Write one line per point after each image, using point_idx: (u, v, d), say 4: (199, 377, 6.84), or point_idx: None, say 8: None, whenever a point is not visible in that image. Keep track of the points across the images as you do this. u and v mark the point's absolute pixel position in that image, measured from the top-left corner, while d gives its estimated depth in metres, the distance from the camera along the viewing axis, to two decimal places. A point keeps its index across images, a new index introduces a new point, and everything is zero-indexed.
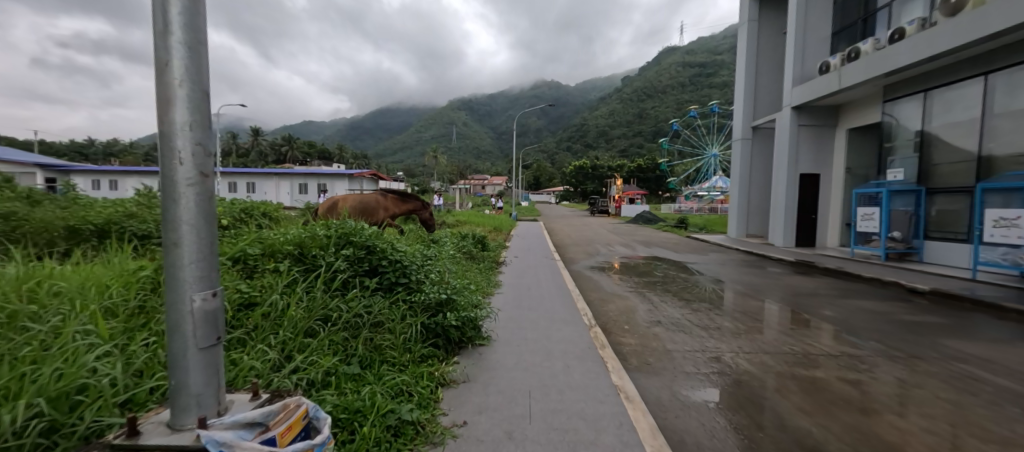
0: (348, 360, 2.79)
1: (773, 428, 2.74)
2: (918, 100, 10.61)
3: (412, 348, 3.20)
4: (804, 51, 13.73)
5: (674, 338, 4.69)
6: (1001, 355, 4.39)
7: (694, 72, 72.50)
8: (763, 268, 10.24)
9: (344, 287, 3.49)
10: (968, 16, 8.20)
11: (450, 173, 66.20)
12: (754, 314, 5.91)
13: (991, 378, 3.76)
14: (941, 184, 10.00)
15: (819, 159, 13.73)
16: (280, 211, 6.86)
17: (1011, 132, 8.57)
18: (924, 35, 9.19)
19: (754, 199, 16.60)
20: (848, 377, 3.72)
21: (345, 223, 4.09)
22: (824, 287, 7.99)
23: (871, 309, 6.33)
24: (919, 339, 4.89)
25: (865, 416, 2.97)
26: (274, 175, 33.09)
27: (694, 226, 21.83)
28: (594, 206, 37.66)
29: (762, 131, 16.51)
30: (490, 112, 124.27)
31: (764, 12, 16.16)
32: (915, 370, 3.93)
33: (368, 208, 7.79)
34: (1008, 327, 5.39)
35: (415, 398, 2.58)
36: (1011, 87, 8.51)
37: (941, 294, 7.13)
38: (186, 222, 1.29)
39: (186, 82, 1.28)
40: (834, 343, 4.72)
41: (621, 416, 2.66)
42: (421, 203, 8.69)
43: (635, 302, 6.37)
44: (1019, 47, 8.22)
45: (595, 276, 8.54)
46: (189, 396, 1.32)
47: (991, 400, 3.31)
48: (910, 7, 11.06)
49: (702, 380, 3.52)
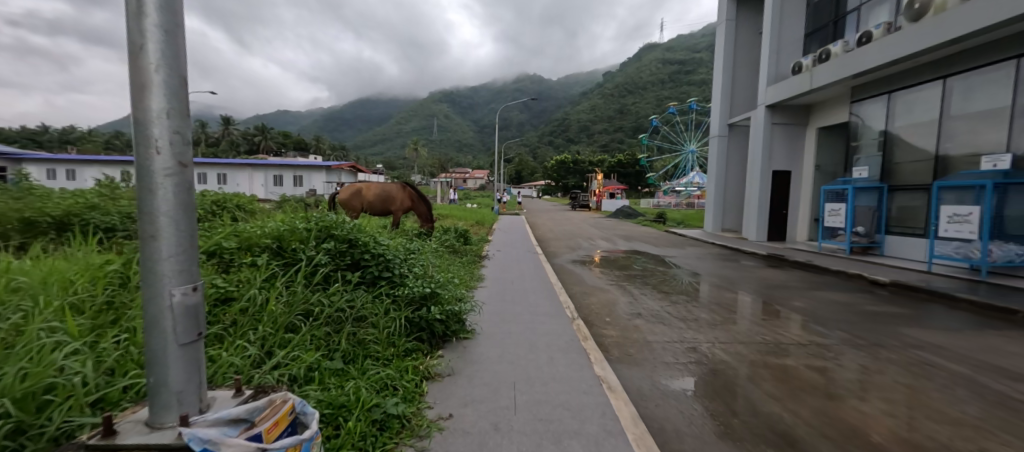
0: (330, 355, 2.76)
1: (747, 414, 2.87)
2: (882, 101, 11.14)
3: (397, 342, 3.18)
4: (778, 51, 14.16)
5: (654, 330, 4.80)
6: (955, 343, 4.69)
7: (674, 69, 73.84)
8: (738, 262, 10.59)
9: (326, 282, 3.43)
10: (932, 21, 8.61)
11: (430, 166, 65.31)
12: (729, 306, 6.12)
13: (945, 363, 4.03)
14: (902, 181, 10.55)
15: (790, 157, 14.23)
16: (255, 203, 6.64)
17: (966, 134, 9.09)
18: (890, 38, 9.59)
19: (729, 195, 17.12)
20: (815, 364, 3.91)
21: (326, 215, 3.98)
22: (795, 279, 8.35)
23: (838, 300, 6.66)
24: (881, 328, 5.18)
25: (832, 401, 3.14)
26: (248, 166, 31.84)
27: (673, 221, 22.30)
28: (575, 201, 38.09)
29: (738, 129, 17.00)
30: (471, 105, 123.16)
31: (742, 11, 16.57)
32: (878, 357, 4.17)
33: (382, 198, 8.14)
34: (960, 316, 5.77)
35: (400, 392, 2.57)
36: (968, 90, 9.01)
37: (900, 286, 7.55)
38: (164, 214, 1.23)
39: (163, 67, 1.21)
40: (803, 332, 4.95)
41: (605, 406, 2.73)
42: (430, 211, 8.45)
43: (616, 295, 6.48)
44: (977, 52, 8.70)
45: (577, 270, 8.64)
46: (170, 395, 1.28)
47: (943, 383, 3.56)
48: (878, 11, 11.53)
49: (681, 370, 3.64)
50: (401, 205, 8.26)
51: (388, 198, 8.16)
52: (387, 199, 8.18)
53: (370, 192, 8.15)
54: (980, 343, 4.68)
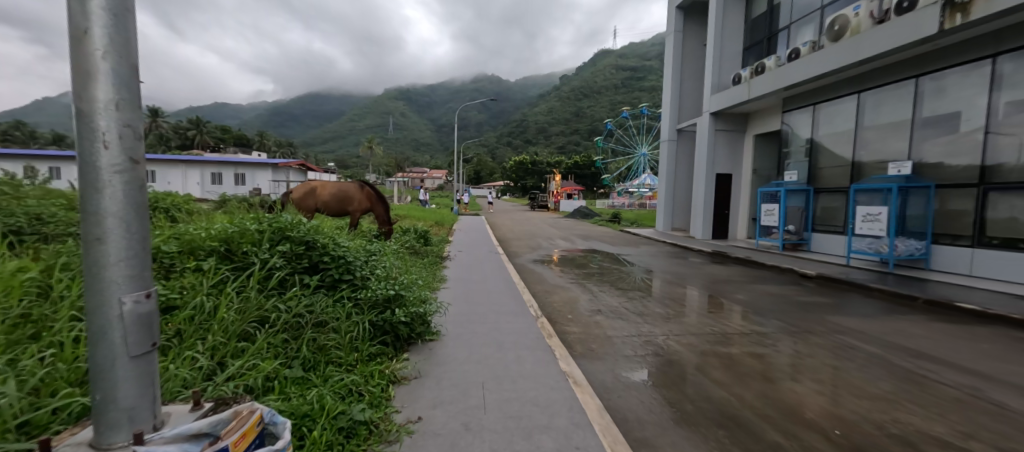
0: (289, 363, 2.62)
1: (700, 400, 3.09)
2: (808, 112, 12.33)
3: (360, 347, 3.08)
4: (719, 63, 15.21)
5: (614, 325, 5.01)
6: (869, 327, 5.31)
7: (626, 76, 77.10)
8: (687, 259, 11.26)
9: (281, 286, 3.24)
10: (849, 42, 9.68)
11: (386, 166, 63.31)
12: (681, 300, 6.51)
13: (862, 346, 4.56)
14: (825, 184, 11.74)
15: (732, 161, 15.34)
16: (192, 203, 6.11)
17: (876, 143, 10.29)
18: (816, 56, 10.64)
19: (678, 196, 18.16)
20: (756, 351, 4.28)
21: (280, 216, 3.76)
22: (737, 274, 9.04)
23: (774, 292, 7.30)
24: (811, 316, 5.76)
25: (772, 384, 3.45)
26: (182, 162, 29.19)
27: (627, 221, 23.31)
28: (534, 201, 38.66)
29: (685, 134, 18.08)
30: (429, 103, 121.02)
31: (688, 23, 17.66)
32: (808, 342, 4.64)
33: (340, 197, 7.85)
34: (873, 304, 6.55)
35: (366, 398, 2.50)
36: (878, 104, 10.21)
37: (825, 278, 8.41)
38: (113, 214, 1.13)
39: (111, 54, 1.12)
40: (745, 322, 5.39)
41: (572, 399, 2.82)
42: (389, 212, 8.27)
43: (576, 293, 6.68)
44: (886, 71, 9.92)
45: (538, 269, 8.79)
46: (120, 410, 1.19)
47: (861, 363, 4.03)
48: (804, 31, 12.74)
49: (640, 362, 3.83)
50: (359, 204, 8.00)
51: (344, 198, 7.87)
52: (344, 198, 7.90)
53: (325, 191, 7.81)
54: (889, 326, 5.34)
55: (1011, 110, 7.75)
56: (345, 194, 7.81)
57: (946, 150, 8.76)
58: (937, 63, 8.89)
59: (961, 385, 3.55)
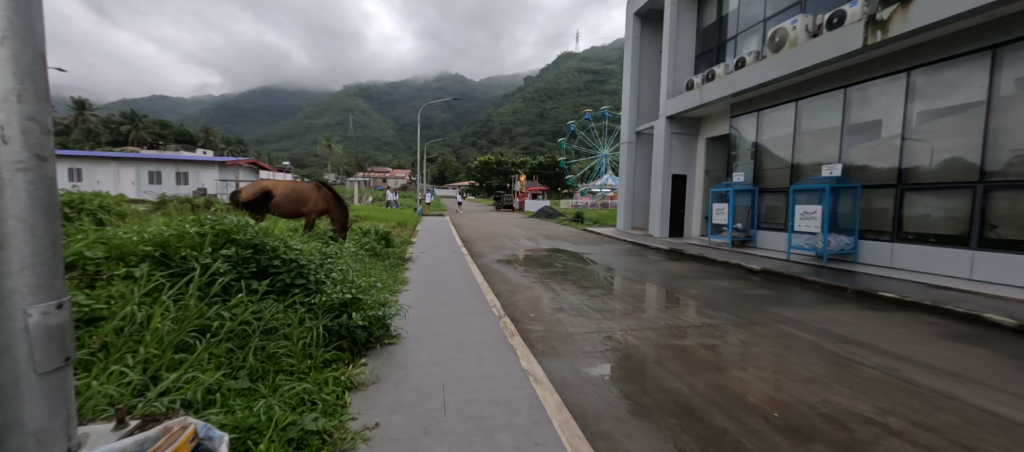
0: (234, 374, 2.47)
1: (655, 391, 3.22)
2: (754, 117, 13.18)
3: (314, 354, 2.96)
4: (674, 69, 15.93)
5: (575, 323, 5.12)
6: (806, 316, 5.76)
7: (589, 79, 78.97)
8: (646, 256, 11.70)
9: (226, 292, 3.05)
10: (788, 53, 10.48)
11: (346, 165, 61.14)
12: (639, 297, 6.76)
13: (800, 334, 4.94)
14: (769, 185, 12.60)
15: (686, 163, 16.12)
16: (125, 205, 5.62)
17: (812, 147, 11.18)
18: (759, 65, 11.40)
19: (637, 196, 18.83)
20: (706, 343, 4.52)
21: (224, 218, 3.53)
22: (691, 270, 9.52)
23: (724, 286, 7.75)
24: (756, 308, 6.16)
25: (720, 373, 3.66)
26: (114, 159, 26.69)
27: (589, 220, 23.88)
28: (499, 201, 38.72)
29: (644, 136, 18.79)
30: (391, 101, 118.05)
31: (645, 30, 18.37)
32: (753, 332, 4.96)
33: (294, 198, 7.47)
34: (810, 295, 7.11)
35: (319, 406, 2.40)
36: (813, 111, 11.11)
37: (768, 272, 9.03)
38: (15, 217, 1.02)
39: (12, 39, 1.01)
40: (697, 316, 5.68)
41: (532, 397, 2.85)
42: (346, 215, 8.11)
43: (539, 292, 6.77)
44: (820, 81, 10.84)
45: (502, 269, 8.81)
46: (25, 435, 1.07)
47: (798, 350, 4.37)
48: (749, 42, 13.61)
49: (599, 357, 3.94)
50: (315, 206, 7.69)
51: (298, 199, 7.51)
52: (299, 199, 7.53)
53: (278, 192, 7.37)
54: (823, 315, 5.82)
55: (923, 119, 8.67)
56: (300, 195, 7.48)
57: (871, 154, 9.66)
58: (863, 75, 9.80)
59: (882, 367, 3.93)
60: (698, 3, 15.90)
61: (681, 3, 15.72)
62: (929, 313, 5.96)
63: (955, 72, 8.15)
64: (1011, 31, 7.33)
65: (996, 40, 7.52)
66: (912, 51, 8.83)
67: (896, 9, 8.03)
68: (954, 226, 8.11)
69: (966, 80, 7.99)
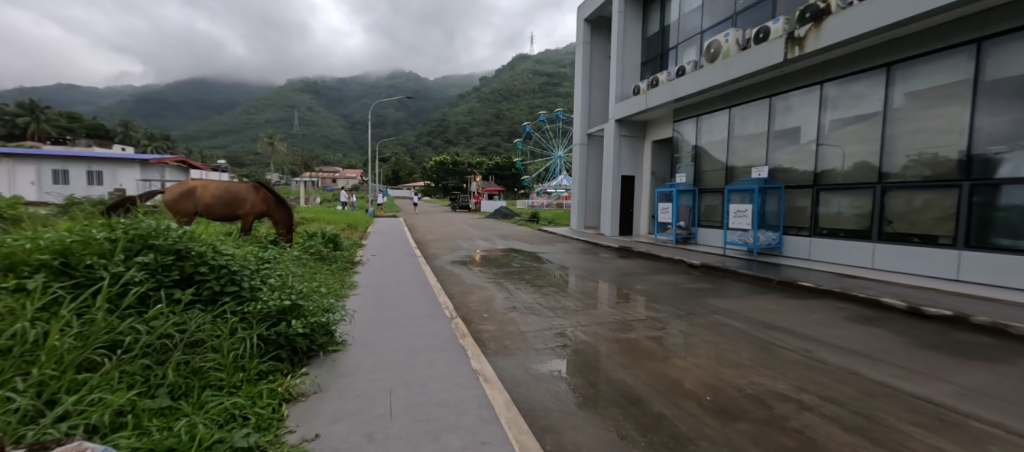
0: (152, 392, 2.25)
1: (601, 383, 3.35)
2: (694, 122, 14.11)
3: (247, 366, 2.77)
4: (622, 74, 16.64)
5: (527, 321, 5.20)
6: (738, 306, 6.26)
7: (543, 81, 80.40)
8: (597, 254, 12.12)
9: (142, 304, 2.77)
10: (722, 64, 11.33)
11: (291, 164, 57.62)
12: (589, 294, 6.99)
13: (732, 323, 5.36)
14: (707, 186, 13.53)
15: (634, 164, 16.88)
16: (19, 207, 4.93)
17: (744, 150, 12.15)
18: (697, 73, 12.21)
19: (589, 196, 19.43)
20: (650, 335, 4.78)
21: (141, 222, 3.21)
22: (639, 266, 9.99)
23: (668, 281, 8.21)
24: (695, 300, 6.60)
25: (662, 362, 3.88)
26: (8, 156, 23.27)
27: (545, 220, 24.29)
28: (455, 202, 38.31)
29: (595, 138, 19.44)
30: (340, 98, 112.93)
31: (595, 36, 19.04)
32: (692, 323, 5.30)
33: (228, 200, 6.94)
34: (743, 287, 7.72)
35: (251, 421, 2.25)
36: (745, 118, 12.10)
37: (707, 267, 9.69)
38: None
39: None
40: (643, 310, 5.99)
41: (481, 396, 2.86)
42: (289, 216, 7.61)
43: (493, 292, 6.79)
44: (750, 90, 11.83)
45: (457, 270, 8.73)
46: None
47: (731, 338, 4.73)
48: (688, 51, 14.53)
49: (549, 354, 4.03)
50: (253, 208, 7.15)
51: (233, 200, 6.98)
52: (233, 201, 6.99)
53: (208, 194, 6.81)
54: (753, 305, 6.35)
55: (834, 126, 9.72)
56: (235, 196, 6.95)
57: (793, 158, 10.68)
58: (786, 86, 10.83)
59: (800, 349, 4.36)
60: (643, 12, 16.74)
61: (627, 11, 16.45)
62: (839, 299, 6.69)
63: (859, 86, 9.24)
64: (901, 51, 8.46)
65: (891, 59, 8.63)
66: (824, 66, 9.89)
67: (810, 28, 8.97)
68: (859, 222, 9.16)
69: (868, 93, 9.08)
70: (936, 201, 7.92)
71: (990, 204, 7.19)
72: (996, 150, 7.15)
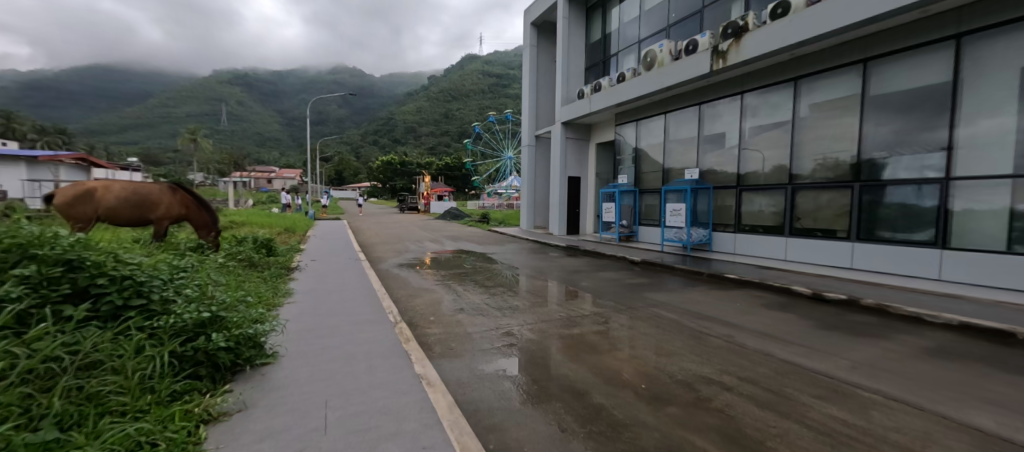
0: (33, 425, 1.95)
1: (545, 379, 3.44)
2: (634, 126, 14.90)
3: (156, 387, 2.49)
4: (567, 78, 17.15)
5: (474, 322, 5.19)
6: (673, 299, 6.71)
7: (493, 82, 80.71)
8: (546, 254, 12.37)
9: (22, 323, 2.39)
10: (657, 72, 12.08)
11: (218, 163, 52.65)
12: (537, 292, 7.12)
13: (667, 314, 5.74)
14: (646, 186, 14.35)
15: (579, 165, 17.46)
16: None
17: (678, 153, 13.03)
18: (636, 80, 12.92)
19: (538, 197, 19.79)
20: (592, 329, 4.97)
21: (19, 229, 2.78)
22: (584, 264, 10.35)
23: (611, 277, 8.59)
24: (635, 295, 6.97)
25: (602, 355, 4.06)
26: None
27: (495, 221, 24.37)
28: (403, 203, 37.21)
29: (543, 140, 19.85)
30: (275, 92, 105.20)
31: (541, 40, 19.46)
32: (632, 317, 5.59)
33: (137, 202, 6.23)
34: (678, 281, 8.28)
35: (160, 448, 2.02)
36: (678, 123, 12.99)
37: (647, 263, 10.27)
38: None
39: None
40: (586, 306, 6.21)
41: (423, 401, 2.81)
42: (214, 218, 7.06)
43: (441, 294, 6.69)
44: (683, 97, 12.73)
45: (403, 273, 8.49)
46: None
47: (666, 329, 5.05)
48: (628, 59, 15.30)
49: (495, 353, 4.06)
50: (168, 210, 6.51)
51: (143, 203, 6.28)
52: (144, 203, 6.29)
53: (112, 195, 6.03)
54: (686, 297, 6.84)
55: (753, 133, 10.74)
56: (146, 197, 6.28)
57: (720, 161, 11.64)
58: (713, 94, 11.80)
59: (724, 336, 4.76)
60: (586, 20, 17.39)
61: (571, 17, 16.99)
62: (759, 289, 7.41)
63: (773, 97, 10.31)
64: (806, 68, 9.56)
65: (798, 74, 9.72)
66: (745, 78, 10.91)
67: (732, 42, 9.86)
68: (775, 219, 10.19)
69: (780, 104, 10.16)
70: (835, 200, 9.03)
71: (875, 202, 8.35)
72: (880, 155, 8.31)
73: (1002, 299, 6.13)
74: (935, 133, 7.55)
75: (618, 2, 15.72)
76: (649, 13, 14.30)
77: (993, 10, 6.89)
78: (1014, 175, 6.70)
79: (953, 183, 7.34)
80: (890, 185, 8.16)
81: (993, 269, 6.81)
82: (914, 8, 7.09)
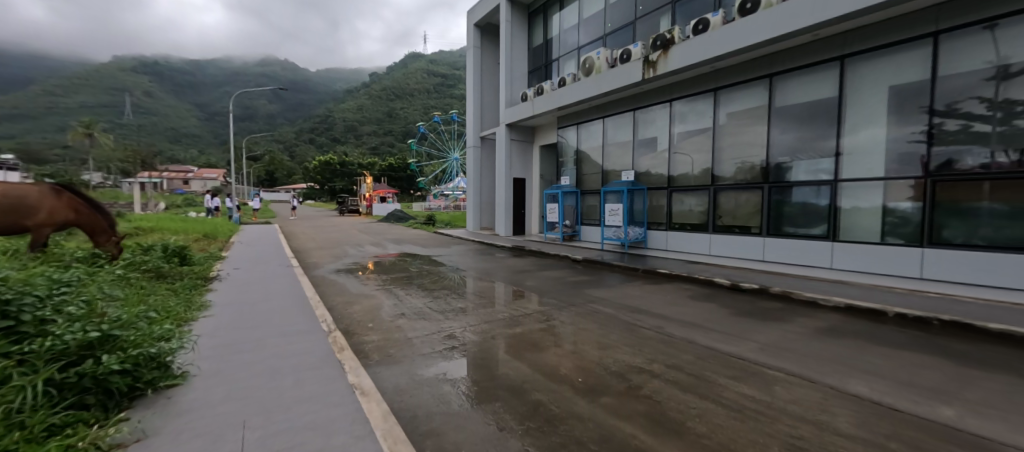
0: None
1: (486, 380, 3.44)
2: (575, 129, 15.45)
3: (27, 422, 2.13)
4: (510, 81, 17.35)
5: (415, 326, 5.06)
6: (611, 294, 7.04)
7: (437, 82, 79.54)
8: (492, 255, 12.40)
9: None
10: (595, 79, 12.63)
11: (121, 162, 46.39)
12: (481, 294, 7.11)
13: (605, 309, 6.01)
14: (587, 187, 14.93)
15: (524, 167, 17.73)
16: None
17: (616, 156, 13.72)
18: (576, 85, 13.39)
19: (484, 199, 19.80)
20: (534, 328, 5.07)
21: None
22: (529, 264, 10.52)
23: (554, 276, 8.83)
24: (576, 292, 7.22)
25: (543, 352, 4.15)
26: None
27: (441, 222, 23.98)
28: (343, 205, 35.37)
29: (488, 141, 19.89)
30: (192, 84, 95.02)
31: (484, 41, 19.51)
32: (571, 313, 5.79)
33: (11, 206, 5.24)
34: (616, 277, 8.71)
35: None
36: (616, 127, 13.68)
37: (588, 261, 10.68)
38: None
39: None
40: (529, 305, 6.32)
41: (356, 412, 2.69)
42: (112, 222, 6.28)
43: (381, 299, 6.44)
44: (619, 103, 13.43)
45: (340, 279, 8.06)
46: None
47: (603, 323, 5.28)
48: (568, 64, 15.82)
49: (436, 357, 3.99)
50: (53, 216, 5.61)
51: (17, 208, 5.30)
52: (19, 207, 5.32)
53: None
54: (622, 292, 7.21)
55: (681, 138, 11.61)
56: (23, 201, 5.32)
57: (653, 164, 12.44)
58: (646, 101, 12.58)
59: (655, 327, 5.08)
60: (528, 24, 17.73)
61: (514, 21, 17.23)
62: (686, 282, 8.02)
63: (697, 105, 11.22)
64: (723, 79, 10.52)
65: (717, 84, 10.66)
66: (673, 87, 11.75)
67: (661, 54, 10.59)
68: (700, 217, 11.09)
69: (703, 112, 11.08)
70: (749, 200, 10.02)
71: (782, 201, 9.39)
72: (785, 159, 9.36)
73: (878, 283, 7.18)
74: (826, 141, 8.68)
75: (558, 8, 16.21)
76: (587, 21, 14.91)
77: (867, 37, 8.06)
78: (885, 177, 7.88)
79: (841, 184, 8.46)
80: (793, 187, 9.22)
81: (874, 258, 7.95)
82: (808, 31, 8.09)
